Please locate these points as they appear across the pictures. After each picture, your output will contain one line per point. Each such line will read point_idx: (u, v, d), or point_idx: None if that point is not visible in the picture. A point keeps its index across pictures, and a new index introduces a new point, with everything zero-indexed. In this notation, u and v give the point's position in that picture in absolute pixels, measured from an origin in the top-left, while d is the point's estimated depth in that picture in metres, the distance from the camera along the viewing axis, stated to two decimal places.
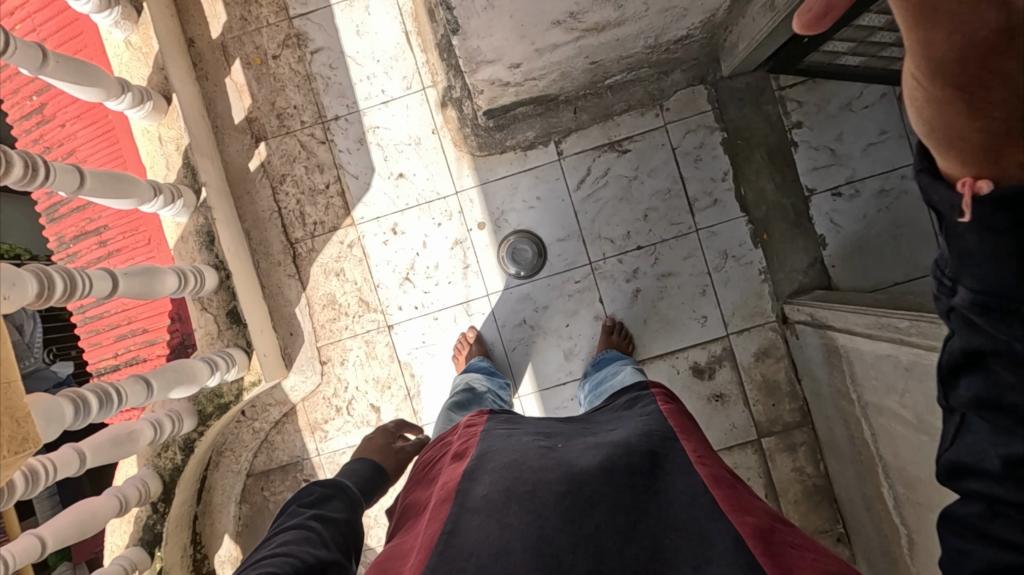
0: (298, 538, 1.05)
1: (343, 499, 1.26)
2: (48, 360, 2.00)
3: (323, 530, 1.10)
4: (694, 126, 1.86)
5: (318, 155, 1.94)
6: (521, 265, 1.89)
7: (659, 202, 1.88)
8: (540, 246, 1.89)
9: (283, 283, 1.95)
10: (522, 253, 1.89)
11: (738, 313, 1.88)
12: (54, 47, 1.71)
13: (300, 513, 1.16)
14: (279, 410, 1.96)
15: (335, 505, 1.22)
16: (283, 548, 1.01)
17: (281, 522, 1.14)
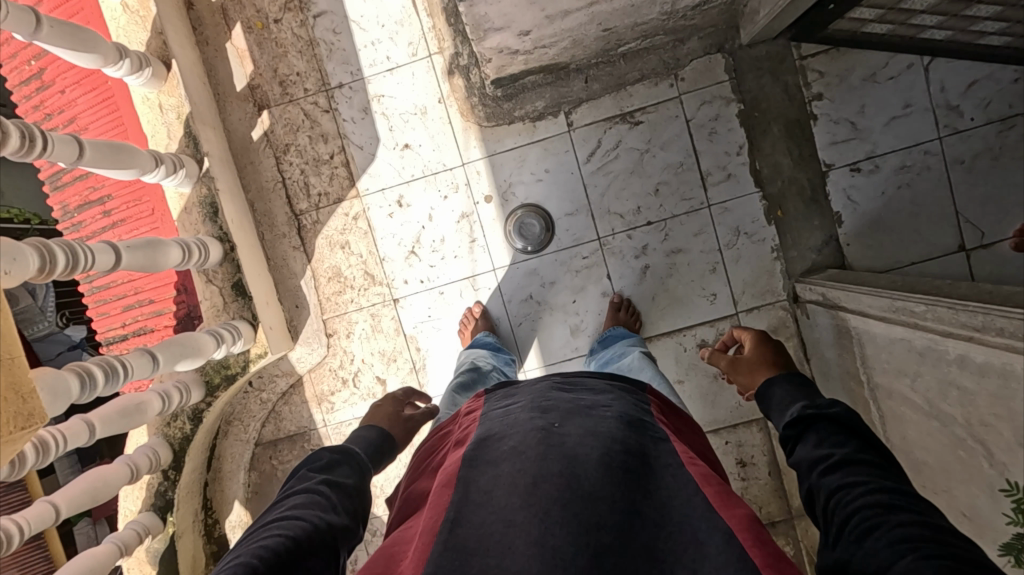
0: (306, 504, 1.04)
1: (352, 461, 1.25)
2: (61, 323, 2.02)
3: (332, 493, 1.09)
4: (709, 97, 1.79)
5: (323, 124, 1.89)
6: (528, 240, 1.86)
7: (671, 177, 1.83)
8: (547, 221, 1.86)
9: (288, 255, 1.93)
10: (529, 228, 1.86)
11: (748, 291, 1.85)
12: (48, 11, 1.67)
13: (309, 475, 1.15)
14: (286, 381, 1.97)
15: (344, 466, 1.21)
16: (291, 515, 1.00)
17: (290, 484, 1.13)
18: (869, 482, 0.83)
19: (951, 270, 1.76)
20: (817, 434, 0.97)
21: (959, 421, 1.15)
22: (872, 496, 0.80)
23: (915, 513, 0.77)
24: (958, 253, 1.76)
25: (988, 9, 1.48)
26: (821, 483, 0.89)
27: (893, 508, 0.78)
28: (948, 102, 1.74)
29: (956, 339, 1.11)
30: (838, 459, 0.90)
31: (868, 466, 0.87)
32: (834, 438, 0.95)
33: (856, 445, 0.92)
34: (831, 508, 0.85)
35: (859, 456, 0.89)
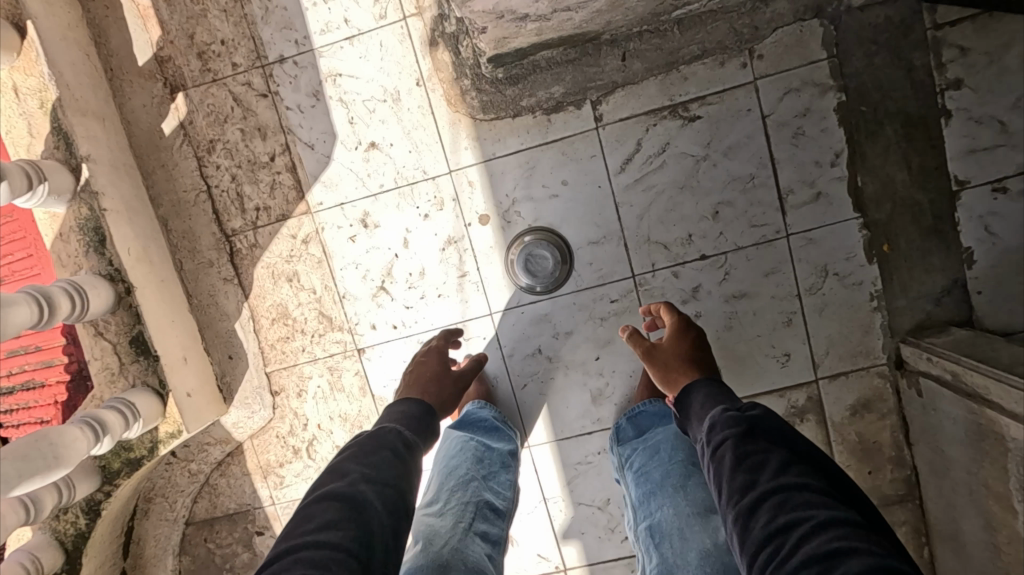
0: (336, 521, 0.81)
1: (401, 438, 0.97)
2: None
3: (372, 502, 0.85)
4: (797, 83, 1.27)
5: (258, 113, 1.38)
6: (538, 277, 1.37)
7: (736, 194, 1.33)
8: (564, 253, 1.37)
9: (215, 289, 1.44)
10: (540, 262, 1.37)
11: (833, 351, 1.37)
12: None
13: (345, 466, 0.90)
14: (221, 449, 1.53)
15: (393, 451, 0.94)
16: (316, 537, 0.79)
17: (326, 471, 0.90)
18: (810, 516, 0.74)
19: None
20: (741, 449, 0.85)
21: None
22: (818, 536, 0.71)
23: (871, 550, 0.68)
24: None
25: None
26: (752, 513, 0.79)
27: (847, 549, 0.68)
28: None
29: None
30: (773, 484, 0.80)
31: (806, 489, 0.78)
32: (764, 454, 0.84)
33: (788, 459, 0.83)
34: (768, 545, 0.75)
35: (796, 477, 0.80)
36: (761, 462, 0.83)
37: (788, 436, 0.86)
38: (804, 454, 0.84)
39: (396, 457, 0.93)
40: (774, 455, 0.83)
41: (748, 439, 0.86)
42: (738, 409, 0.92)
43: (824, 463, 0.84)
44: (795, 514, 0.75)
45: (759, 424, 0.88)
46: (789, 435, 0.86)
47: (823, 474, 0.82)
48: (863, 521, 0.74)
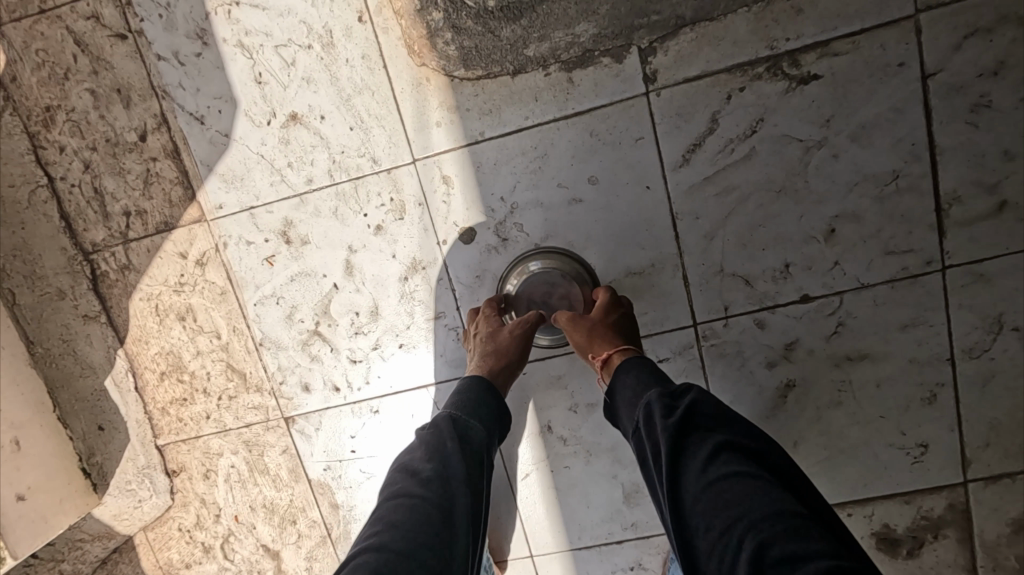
0: (404, 525, 0.64)
1: (461, 429, 0.75)
2: None
3: (451, 514, 0.66)
4: (984, 19, 0.76)
5: (116, 64, 0.89)
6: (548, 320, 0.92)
7: (866, 203, 0.83)
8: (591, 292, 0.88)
9: (70, 331, 0.98)
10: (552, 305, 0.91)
11: (996, 443, 0.89)
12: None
13: (411, 462, 0.72)
14: (103, 547, 1.07)
15: (460, 441, 0.73)
16: (380, 542, 0.63)
17: (395, 470, 0.73)
18: (744, 514, 0.56)
19: None
20: (662, 438, 0.64)
21: None
22: (756, 542, 0.53)
23: (825, 552, 0.51)
24: None
25: None
26: (685, 521, 0.60)
27: (794, 558, 0.51)
28: None
29: None
30: (703, 481, 0.60)
31: (743, 477, 0.59)
32: (689, 440, 0.64)
33: (720, 441, 0.63)
34: (706, 561, 0.57)
35: (731, 465, 0.61)
36: (694, 456, 0.63)
37: (716, 410, 0.67)
38: (740, 431, 0.65)
39: (472, 455, 0.73)
40: (708, 446, 0.63)
41: (670, 422, 0.65)
42: (673, 394, 0.69)
43: (764, 438, 0.65)
44: (734, 519, 0.56)
45: (681, 401, 0.68)
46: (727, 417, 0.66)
47: (764, 454, 0.63)
48: (808, 511, 0.57)
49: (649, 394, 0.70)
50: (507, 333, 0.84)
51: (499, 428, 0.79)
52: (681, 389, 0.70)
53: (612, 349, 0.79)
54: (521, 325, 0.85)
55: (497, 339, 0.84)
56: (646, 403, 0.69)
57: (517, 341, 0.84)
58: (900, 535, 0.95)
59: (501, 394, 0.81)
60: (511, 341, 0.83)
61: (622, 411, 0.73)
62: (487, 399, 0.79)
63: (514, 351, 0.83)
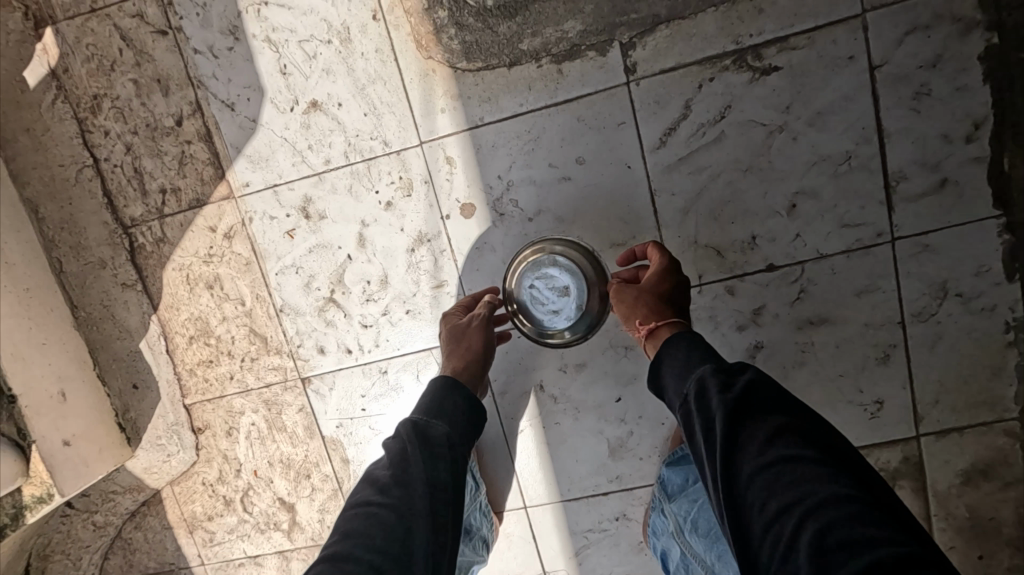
0: (359, 530, 0.72)
1: (420, 431, 0.82)
2: None
3: (407, 510, 0.74)
4: (923, 18, 0.87)
5: (157, 58, 1.00)
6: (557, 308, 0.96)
7: (824, 181, 0.94)
8: (591, 258, 0.94)
9: (110, 297, 1.09)
10: (546, 295, 0.96)
11: (945, 400, 0.99)
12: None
13: (380, 462, 0.81)
14: (134, 499, 1.19)
15: (419, 445, 0.80)
16: (336, 550, 0.71)
17: (361, 483, 0.80)
18: (804, 499, 0.57)
19: None
20: (717, 417, 0.65)
21: None
22: (817, 526, 0.55)
23: (888, 537, 0.53)
24: None
25: None
26: (734, 497, 0.62)
27: (854, 542, 0.53)
28: None
29: None
30: (760, 461, 0.62)
31: (802, 462, 0.60)
32: (746, 420, 0.65)
33: (777, 424, 0.64)
34: (760, 539, 0.59)
35: (791, 448, 0.61)
36: (751, 436, 0.63)
37: (772, 392, 0.67)
38: (796, 412, 0.66)
39: (432, 453, 0.79)
40: (765, 425, 0.64)
41: (727, 401, 0.66)
42: (727, 371, 0.70)
43: (820, 421, 0.65)
44: (794, 498, 0.58)
45: (735, 379, 0.68)
46: (784, 399, 0.66)
47: (821, 435, 0.64)
48: (868, 496, 0.58)
49: (700, 369, 0.72)
50: (468, 326, 0.94)
51: (466, 425, 0.86)
52: (735, 367, 0.71)
53: (658, 316, 0.83)
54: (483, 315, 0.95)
55: (458, 335, 0.94)
56: (698, 381, 0.70)
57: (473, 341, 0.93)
58: None
59: (461, 392, 0.88)
60: (474, 332, 0.94)
61: (668, 386, 0.75)
62: (446, 401, 0.86)
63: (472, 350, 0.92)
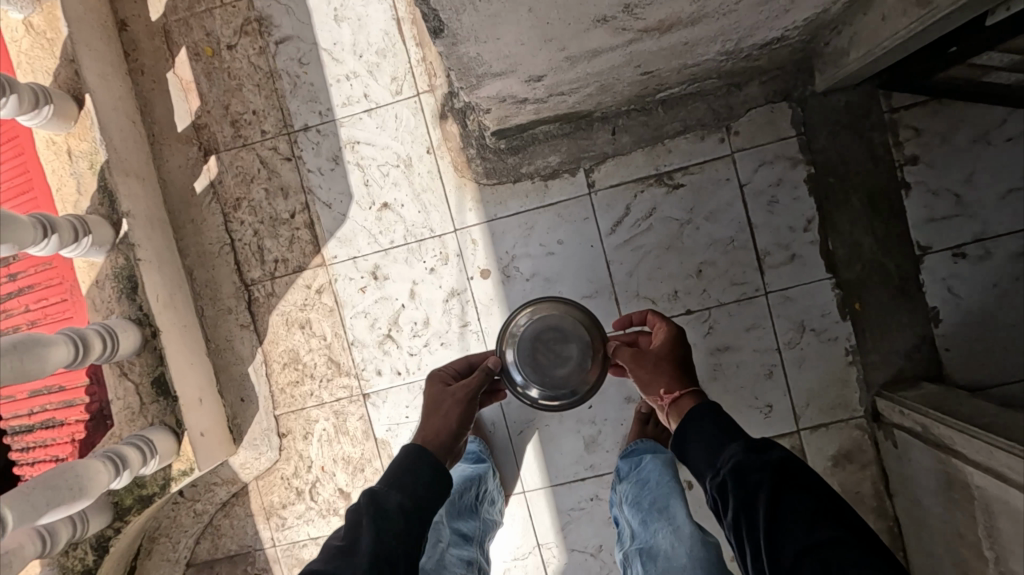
0: None
1: (375, 502, 0.92)
2: None
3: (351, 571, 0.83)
4: (770, 157, 1.41)
5: (282, 174, 1.52)
6: (555, 360, 1.13)
7: (718, 255, 1.44)
8: (579, 310, 1.13)
9: (231, 334, 1.54)
10: (547, 350, 1.13)
11: (813, 404, 1.45)
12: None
13: (341, 529, 0.92)
14: (228, 489, 1.57)
15: (373, 514, 0.90)
16: None
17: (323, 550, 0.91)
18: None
19: None
20: (762, 502, 0.81)
21: None
22: None
23: None
24: None
25: None
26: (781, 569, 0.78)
27: None
28: None
29: None
30: (802, 542, 0.78)
31: (835, 544, 0.77)
32: (785, 503, 0.81)
33: (810, 506, 0.81)
34: None
35: (825, 531, 0.78)
36: (795, 520, 0.80)
37: (798, 471, 0.85)
38: (819, 491, 0.83)
39: (383, 522, 0.89)
40: (803, 510, 0.81)
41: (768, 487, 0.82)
42: (759, 451, 0.87)
43: (837, 499, 0.83)
44: None
45: (769, 456, 0.86)
46: (808, 480, 0.84)
47: (841, 514, 0.81)
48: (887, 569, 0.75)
49: (736, 449, 0.88)
50: (449, 395, 1.09)
51: (424, 496, 0.94)
52: (763, 447, 0.88)
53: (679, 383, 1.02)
54: (460, 388, 1.10)
55: (437, 403, 1.09)
56: (738, 463, 0.85)
57: (456, 406, 1.08)
58: None
59: (425, 461, 0.98)
60: (450, 403, 1.08)
61: (704, 462, 0.91)
62: (407, 471, 0.96)
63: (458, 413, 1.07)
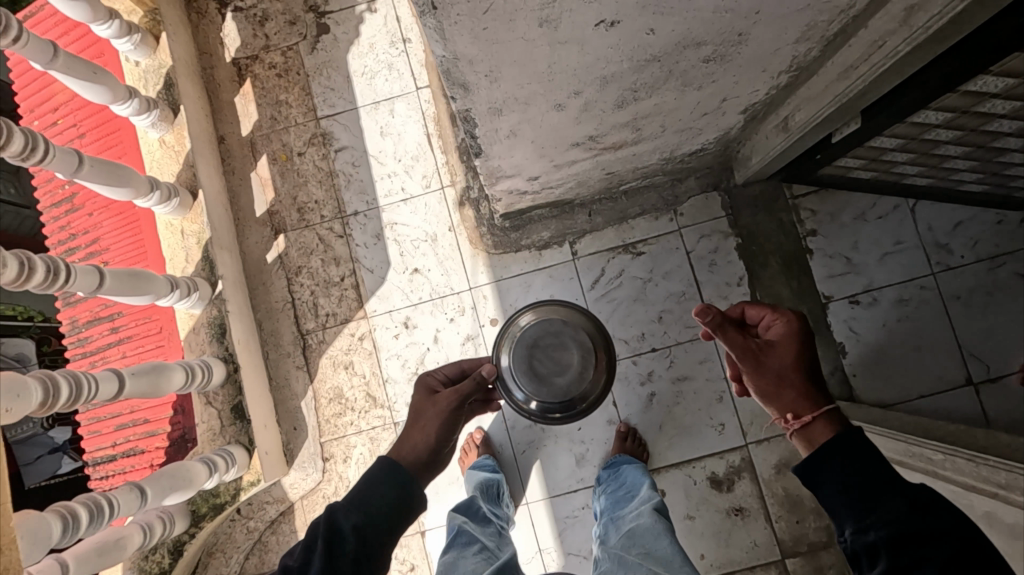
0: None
1: (332, 526, 0.87)
2: (47, 424, 1.87)
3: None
4: (708, 231, 1.88)
5: (335, 247, 1.95)
6: (554, 362, 1.23)
7: (674, 305, 1.87)
8: (573, 313, 1.27)
9: (289, 374, 1.91)
10: (546, 352, 1.24)
11: (756, 422, 1.82)
12: (54, 37, 1.74)
13: (294, 551, 0.88)
14: (278, 508, 1.86)
15: (327, 540, 0.85)
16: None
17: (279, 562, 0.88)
18: None
19: (962, 406, 1.74)
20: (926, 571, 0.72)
21: None
22: None
23: None
24: (966, 386, 1.76)
25: (971, 175, 1.59)
26: None
27: None
28: (937, 240, 1.81)
29: (981, 494, 1.08)
30: None
31: None
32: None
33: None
34: None
35: None
36: None
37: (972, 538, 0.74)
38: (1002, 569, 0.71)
39: (339, 542, 0.86)
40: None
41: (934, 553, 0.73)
42: (921, 508, 0.76)
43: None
44: None
45: (934, 518, 0.75)
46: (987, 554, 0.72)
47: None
48: None
49: (894, 502, 0.77)
50: (431, 406, 1.08)
51: (386, 521, 0.89)
52: (928, 507, 0.76)
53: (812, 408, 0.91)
54: (447, 394, 1.09)
55: (419, 412, 1.08)
56: (894, 517, 0.76)
57: (438, 419, 1.05)
58: (722, 477, 1.81)
59: (389, 489, 0.92)
60: (433, 412, 1.07)
61: (846, 507, 0.81)
62: (372, 495, 0.91)
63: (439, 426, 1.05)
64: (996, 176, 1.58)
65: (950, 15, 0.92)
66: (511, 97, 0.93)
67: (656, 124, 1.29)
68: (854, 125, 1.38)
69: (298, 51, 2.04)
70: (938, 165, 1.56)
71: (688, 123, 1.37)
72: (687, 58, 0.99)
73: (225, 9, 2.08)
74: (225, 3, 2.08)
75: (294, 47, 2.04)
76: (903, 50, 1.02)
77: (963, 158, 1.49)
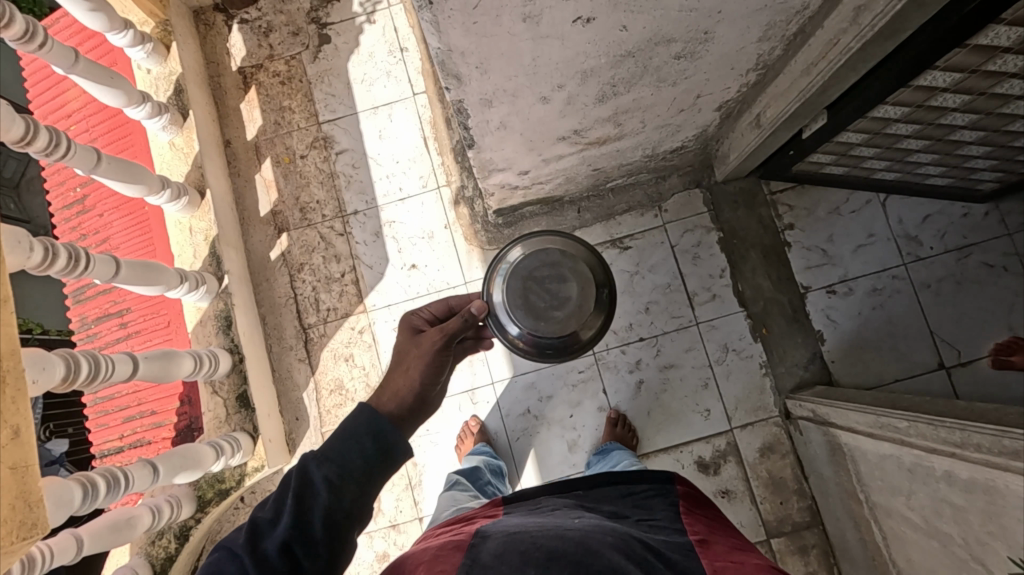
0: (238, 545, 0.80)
1: (303, 482, 0.81)
2: (44, 436, 1.87)
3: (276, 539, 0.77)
4: (691, 226, 1.98)
5: (336, 245, 2.04)
6: (554, 295, 1.31)
7: (660, 296, 1.96)
8: (571, 246, 1.36)
9: (291, 367, 1.99)
10: (547, 286, 1.31)
11: (740, 407, 1.90)
12: (87, 52, 1.90)
13: (268, 501, 0.84)
14: None
15: (297, 496, 0.80)
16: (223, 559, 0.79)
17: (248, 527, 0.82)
18: None
19: (935, 389, 1.83)
20: None
21: (957, 539, 1.16)
22: None
23: None
24: (939, 370, 1.84)
25: (934, 168, 1.69)
26: None
27: None
28: (907, 232, 1.91)
29: (940, 455, 1.16)
30: None
31: None
32: None
33: None
34: None
35: None
36: None
37: None
38: None
39: (311, 494, 0.81)
40: None
41: None
42: None
43: None
44: None
45: None
46: None
47: None
48: None
49: None
50: (413, 352, 1.08)
51: (363, 470, 0.83)
52: None
53: None
54: (431, 336, 1.11)
55: (403, 355, 1.09)
56: None
57: (420, 365, 1.05)
58: (709, 461, 1.88)
59: (365, 439, 0.85)
60: (416, 355, 1.08)
61: None
62: (349, 446, 0.84)
63: (425, 371, 1.05)
64: (957, 169, 1.69)
65: (893, 13, 1.03)
66: (500, 89, 1.03)
67: (636, 120, 1.40)
68: (821, 121, 1.47)
69: (301, 60, 2.15)
70: (902, 159, 1.66)
71: (666, 120, 1.47)
72: (659, 54, 1.09)
73: (232, 21, 2.19)
74: (232, 15, 2.20)
75: (297, 56, 2.15)
76: (855, 47, 1.13)
77: (925, 151, 1.59)
